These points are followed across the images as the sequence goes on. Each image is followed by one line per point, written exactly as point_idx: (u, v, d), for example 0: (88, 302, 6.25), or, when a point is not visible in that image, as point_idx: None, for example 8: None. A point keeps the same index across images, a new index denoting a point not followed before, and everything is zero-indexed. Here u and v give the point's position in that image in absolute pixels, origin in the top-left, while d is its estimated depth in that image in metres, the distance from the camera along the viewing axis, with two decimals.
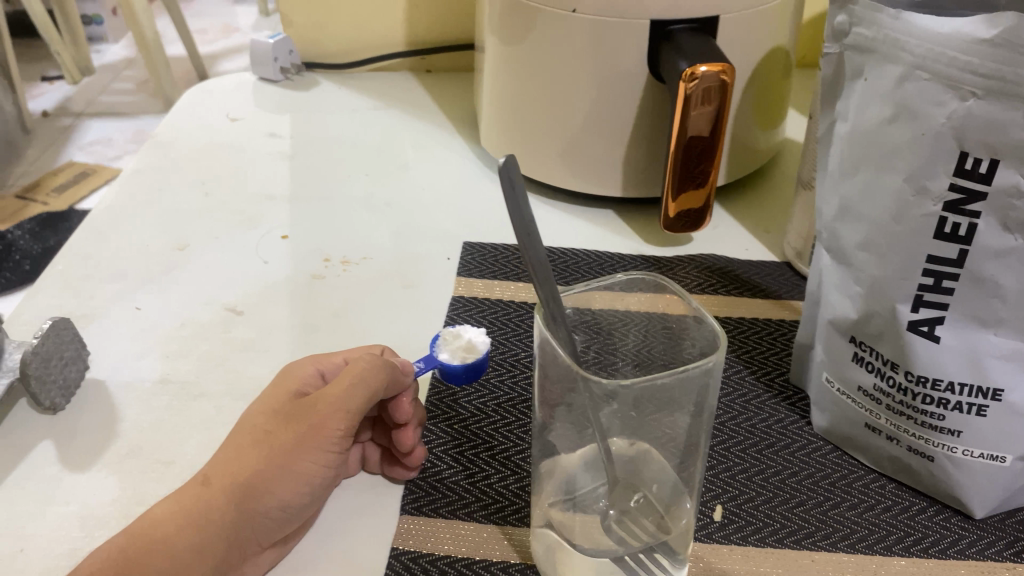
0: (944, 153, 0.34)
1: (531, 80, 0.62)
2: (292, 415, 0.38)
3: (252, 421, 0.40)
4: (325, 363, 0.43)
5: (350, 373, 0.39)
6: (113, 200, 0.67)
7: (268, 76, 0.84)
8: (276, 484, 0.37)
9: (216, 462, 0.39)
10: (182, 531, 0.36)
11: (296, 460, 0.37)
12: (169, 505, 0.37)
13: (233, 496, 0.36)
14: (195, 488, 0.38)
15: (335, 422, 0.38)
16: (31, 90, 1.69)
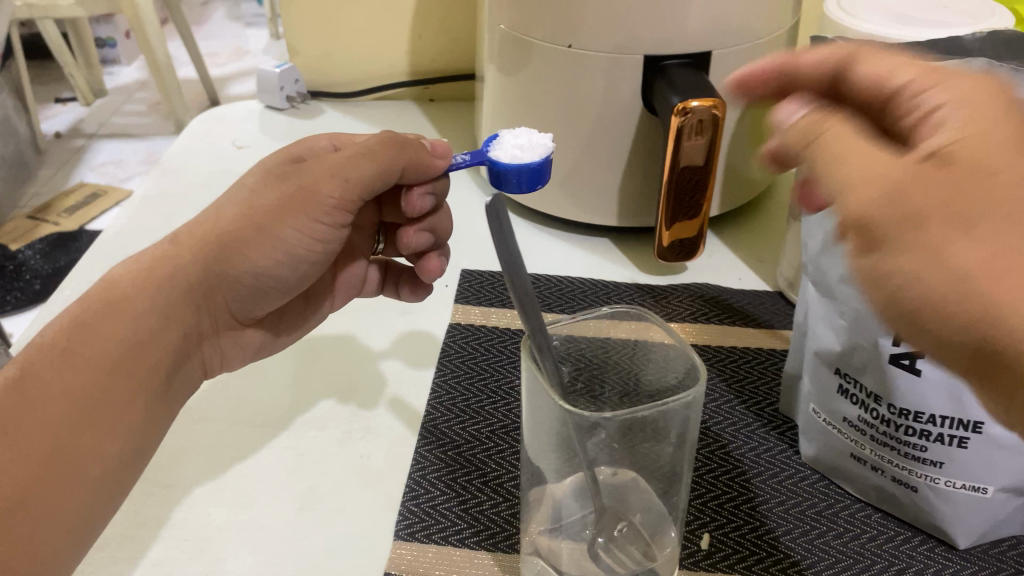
0: None
1: (529, 111, 0.64)
2: (282, 178, 0.41)
3: (243, 182, 0.42)
4: (339, 139, 0.47)
5: (359, 146, 0.42)
6: (121, 225, 0.68)
7: (275, 104, 0.85)
8: (252, 250, 0.40)
9: (189, 225, 0.41)
10: (142, 294, 0.37)
11: (276, 228, 0.40)
12: (133, 270, 0.38)
13: (207, 258, 0.39)
14: (166, 246, 0.40)
15: (326, 184, 0.41)
16: (45, 111, 1.71)
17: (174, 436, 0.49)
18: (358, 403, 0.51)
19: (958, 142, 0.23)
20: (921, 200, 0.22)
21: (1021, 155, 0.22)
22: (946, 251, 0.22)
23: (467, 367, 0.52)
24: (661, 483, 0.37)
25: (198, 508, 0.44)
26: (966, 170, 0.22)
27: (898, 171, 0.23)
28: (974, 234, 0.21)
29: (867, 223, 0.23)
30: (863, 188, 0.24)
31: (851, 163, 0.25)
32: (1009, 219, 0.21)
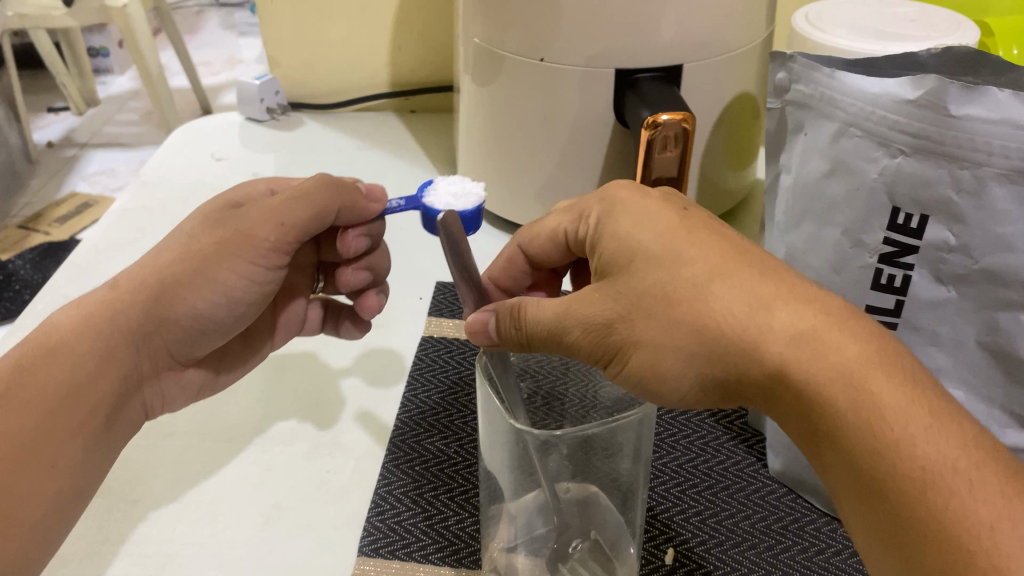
0: (878, 209, 0.36)
1: (504, 124, 0.64)
2: (219, 223, 0.43)
3: (180, 230, 0.43)
4: (278, 183, 0.48)
5: (296, 188, 0.42)
6: (97, 238, 0.68)
7: (255, 115, 0.85)
8: (186, 291, 0.41)
9: (129, 271, 0.42)
10: (81, 339, 0.39)
11: (212, 270, 0.41)
12: (73, 314, 0.40)
13: (145, 302, 0.40)
14: (105, 291, 0.41)
15: (259, 228, 0.41)
16: (37, 120, 1.71)
17: (142, 451, 0.49)
18: (327, 418, 0.51)
19: (671, 264, 0.33)
20: (698, 321, 0.31)
21: (716, 245, 0.33)
22: (760, 355, 0.30)
23: (438, 381, 0.52)
24: (620, 498, 0.37)
25: (163, 523, 0.44)
26: (705, 296, 0.31)
27: (627, 309, 0.33)
28: (754, 324, 0.30)
29: (665, 368, 0.32)
30: (641, 330, 0.33)
31: (583, 306, 0.34)
32: (749, 304, 0.31)
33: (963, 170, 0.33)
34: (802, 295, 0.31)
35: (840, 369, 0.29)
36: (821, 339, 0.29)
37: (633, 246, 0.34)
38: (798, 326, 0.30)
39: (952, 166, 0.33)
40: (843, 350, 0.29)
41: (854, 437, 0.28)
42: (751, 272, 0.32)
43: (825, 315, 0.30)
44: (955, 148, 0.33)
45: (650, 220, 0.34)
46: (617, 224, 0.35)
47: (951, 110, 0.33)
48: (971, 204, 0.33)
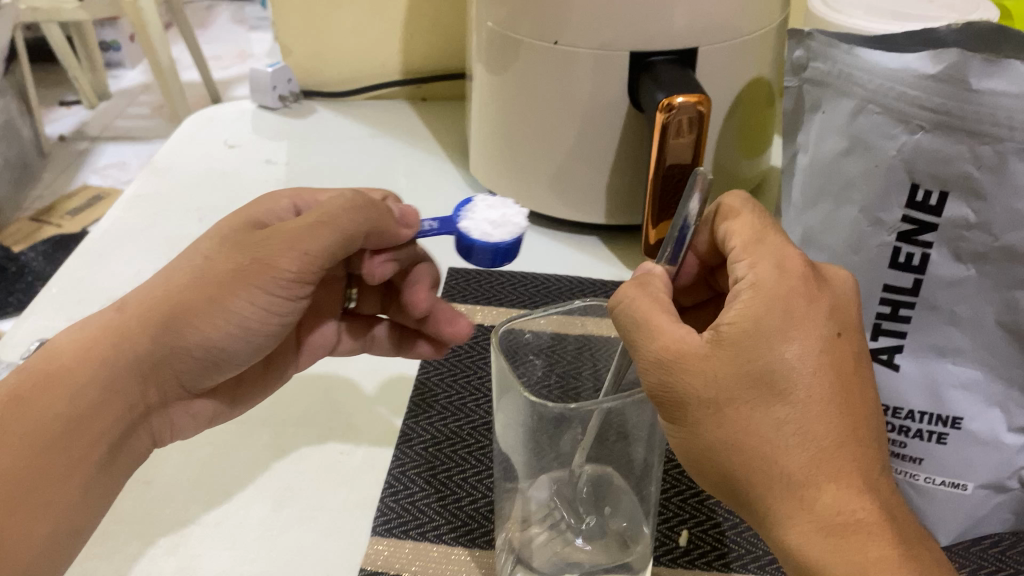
0: (897, 185, 0.36)
1: (516, 110, 0.64)
2: (238, 246, 0.38)
3: (199, 249, 0.40)
4: (303, 198, 0.45)
5: (320, 211, 0.39)
6: (109, 225, 0.68)
7: (267, 104, 0.85)
8: (199, 319, 0.37)
9: (137, 291, 0.38)
10: (84, 368, 0.35)
11: (229, 298, 0.37)
12: (76, 339, 0.36)
13: (155, 327, 0.37)
14: (111, 314, 0.37)
15: (279, 256, 0.37)
16: (49, 113, 1.72)
17: None
18: (338, 401, 0.51)
19: (775, 394, 0.29)
20: (753, 451, 0.29)
21: (833, 389, 0.29)
22: (795, 515, 0.29)
23: (451, 364, 0.52)
24: (634, 477, 0.36)
25: (176, 506, 0.44)
26: (786, 443, 0.29)
27: (702, 403, 0.29)
28: (803, 495, 0.29)
29: (702, 466, 0.31)
30: (707, 426, 0.30)
31: (672, 349, 0.30)
32: (813, 472, 0.28)
33: (984, 145, 0.33)
34: (863, 483, 0.29)
35: (857, 571, 0.28)
36: (854, 538, 0.28)
37: (761, 354, 0.29)
38: (838, 515, 0.28)
39: (973, 141, 0.33)
40: (866, 549, 0.28)
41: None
42: (841, 439, 0.29)
43: (872, 516, 0.28)
44: (977, 124, 0.33)
45: (795, 329, 0.29)
46: (766, 308, 0.29)
47: (972, 84, 0.32)
48: (993, 180, 0.33)
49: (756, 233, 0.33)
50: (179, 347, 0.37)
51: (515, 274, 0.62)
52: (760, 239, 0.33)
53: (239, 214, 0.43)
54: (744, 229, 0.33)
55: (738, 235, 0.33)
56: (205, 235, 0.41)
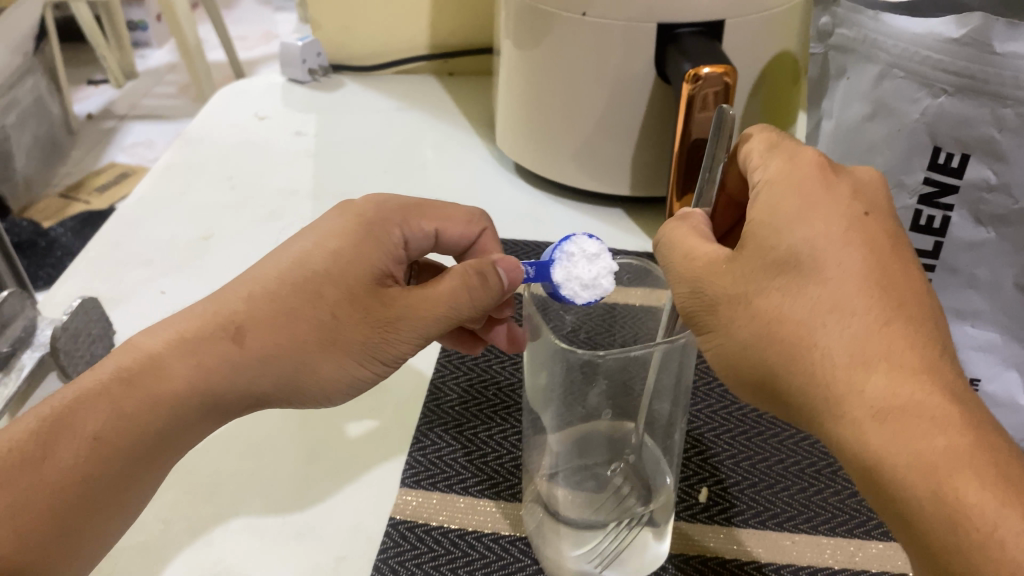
0: (919, 148, 0.39)
1: (543, 83, 0.64)
2: (362, 312, 0.37)
3: (317, 287, 0.37)
4: (411, 227, 0.42)
5: (440, 301, 0.38)
6: (145, 192, 0.70)
7: (297, 77, 0.87)
8: (310, 368, 0.37)
9: (255, 314, 0.37)
10: (194, 397, 0.35)
11: (347, 364, 0.38)
12: (184, 358, 0.36)
13: (269, 372, 0.36)
14: (228, 343, 0.36)
15: (405, 340, 0.38)
16: (77, 92, 1.74)
17: None
18: None
19: (802, 275, 0.29)
20: (785, 339, 0.29)
21: (868, 265, 0.29)
22: (841, 400, 0.27)
23: None
24: (659, 433, 0.37)
25: (212, 456, 0.46)
26: (818, 322, 0.29)
27: (731, 300, 0.31)
28: (847, 377, 0.27)
29: (738, 369, 0.31)
30: (738, 323, 0.31)
31: (702, 267, 0.32)
32: (853, 350, 0.28)
33: (1006, 108, 0.35)
34: (916, 361, 0.27)
35: (919, 457, 0.26)
36: (910, 417, 0.26)
37: (780, 238, 0.30)
38: (888, 395, 0.27)
39: (994, 104, 0.35)
40: (931, 439, 0.26)
41: (911, 515, 0.26)
42: (885, 312, 0.28)
43: (934, 396, 0.26)
44: (999, 87, 0.35)
45: (816, 214, 0.30)
46: (784, 200, 0.31)
47: (996, 47, 0.34)
48: (1014, 141, 0.35)
49: (771, 146, 0.35)
50: (289, 394, 0.38)
51: (542, 244, 0.63)
52: (785, 148, 0.34)
53: (348, 241, 0.39)
54: (760, 143, 0.35)
55: (755, 152, 0.35)
56: (319, 262, 0.38)
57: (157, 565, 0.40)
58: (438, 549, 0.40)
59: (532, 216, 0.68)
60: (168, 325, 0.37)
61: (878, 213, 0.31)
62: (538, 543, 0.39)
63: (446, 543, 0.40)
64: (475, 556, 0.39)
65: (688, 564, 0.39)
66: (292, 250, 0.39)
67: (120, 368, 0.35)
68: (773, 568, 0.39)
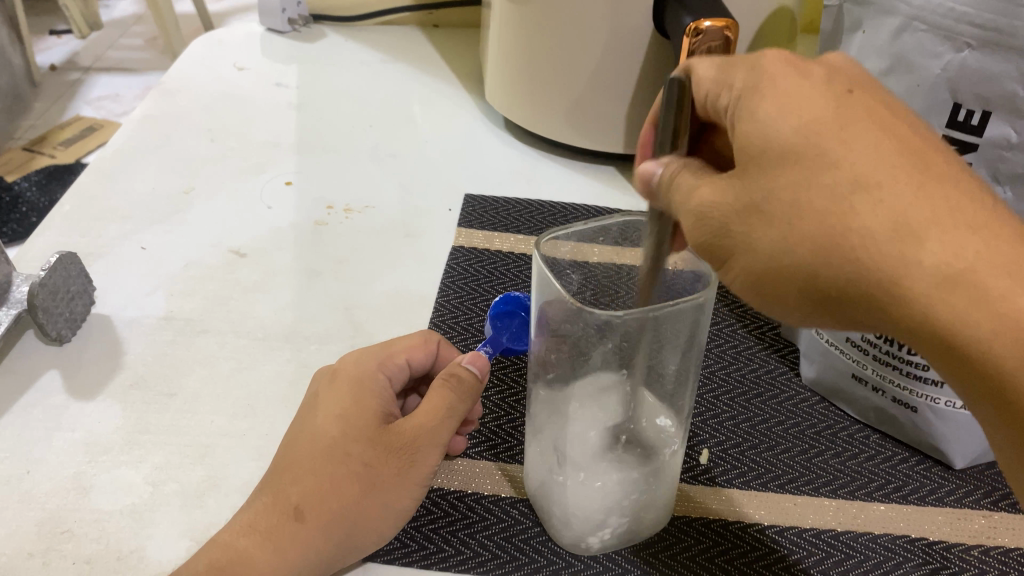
0: (939, 105, 0.36)
1: (536, 36, 0.62)
2: (380, 446, 0.36)
3: (342, 448, 0.36)
4: (390, 365, 0.40)
5: (431, 408, 0.37)
6: (120, 143, 0.67)
7: (276, 27, 0.84)
8: (368, 516, 0.35)
9: (302, 489, 0.35)
10: (267, 557, 0.34)
11: (387, 494, 0.36)
12: (257, 540, 0.34)
13: (333, 534, 0.35)
14: (291, 521, 0.35)
15: (430, 457, 0.37)
16: (39, 43, 1.68)
17: (175, 347, 0.49)
18: (358, 317, 0.51)
19: (811, 167, 0.24)
20: (816, 236, 0.24)
21: (880, 136, 0.25)
22: (896, 285, 0.24)
23: (469, 289, 0.53)
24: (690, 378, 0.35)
25: (203, 416, 0.44)
26: (844, 207, 0.24)
27: (739, 212, 0.26)
28: (898, 254, 0.23)
29: (768, 283, 0.27)
30: (755, 236, 0.26)
31: (704, 196, 0.27)
32: (895, 224, 0.23)
33: None
34: (970, 216, 0.23)
35: (1007, 318, 0.22)
36: (983, 279, 0.23)
37: (769, 137, 0.25)
38: (949, 261, 0.23)
39: (1020, 59, 0.33)
40: (1010, 297, 0.23)
41: (1014, 391, 0.23)
42: (916, 178, 0.24)
43: (997, 245, 0.23)
44: None
45: (799, 101, 0.25)
46: (759, 100, 0.26)
47: None
48: None
49: (723, 63, 0.29)
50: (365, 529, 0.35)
51: (534, 203, 0.62)
52: (742, 59, 0.28)
53: (347, 390, 0.39)
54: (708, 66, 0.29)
55: (705, 78, 0.29)
56: (328, 430, 0.37)
57: (145, 529, 0.38)
58: (435, 511, 0.39)
59: (523, 173, 0.66)
60: (249, 509, 0.36)
61: (859, 83, 0.27)
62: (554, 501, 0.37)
63: (445, 505, 0.39)
64: (475, 518, 0.39)
65: (690, 526, 0.39)
66: (311, 416, 0.38)
67: (213, 557, 0.34)
68: (776, 530, 0.38)
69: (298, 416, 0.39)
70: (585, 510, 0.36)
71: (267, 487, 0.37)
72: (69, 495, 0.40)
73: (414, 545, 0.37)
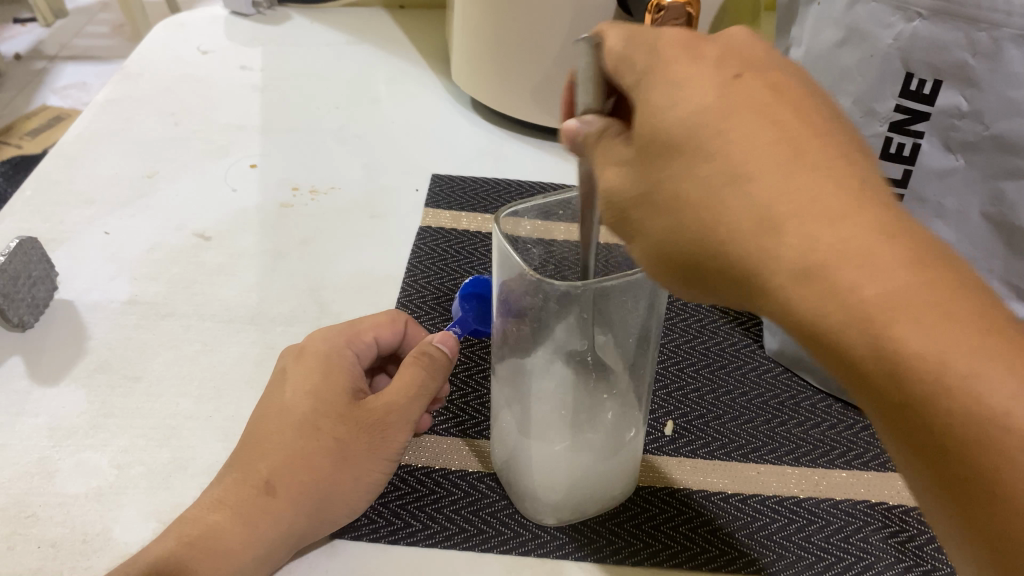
0: (891, 75, 0.37)
1: (501, 14, 0.62)
2: (352, 423, 0.36)
3: (313, 424, 0.36)
4: (358, 342, 0.40)
5: (402, 385, 0.38)
6: (83, 127, 0.66)
7: (241, 10, 0.83)
8: (338, 490, 0.35)
9: (275, 464, 0.35)
10: (236, 533, 0.34)
11: (358, 469, 0.36)
12: (227, 515, 0.34)
13: (304, 508, 0.35)
14: (261, 496, 0.35)
15: (401, 433, 0.37)
16: (3, 32, 1.65)
17: (140, 330, 0.48)
18: (325, 297, 0.51)
19: (688, 156, 0.24)
20: (699, 224, 0.24)
21: (758, 122, 0.23)
22: (763, 272, 0.23)
23: (436, 268, 0.53)
24: (624, 353, 0.35)
25: (169, 399, 0.44)
26: (715, 197, 0.23)
27: (636, 199, 0.26)
28: (760, 243, 0.22)
29: (670, 271, 0.26)
30: (649, 221, 0.26)
31: (612, 178, 0.27)
32: (758, 215, 0.22)
33: (980, 32, 0.33)
34: (846, 202, 0.22)
35: (853, 309, 0.21)
36: (835, 269, 0.21)
37: (656, 125, 0.25)
38: (806, 251, 0.22)
39: (969, 28, 0.33)
40: (860, 290, 0.21)
41: (881, 389, 0.21)
42: (787, 164, 0.22)
43: (862, 233, 0.21)
44: (974, 9, 0.33)
45: (687, 87, 0.25)
46: (651, 89, 0.25)
47: None
48: (988, 66, 0.34)
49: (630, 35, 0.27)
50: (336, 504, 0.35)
51: (502, 182, 0.62)
52: (645, 36, 0.26)
53: (316, 366, 0.38)
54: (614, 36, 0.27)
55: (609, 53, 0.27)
56: (299, 406, 0.37)
57: (111, 512, 0.38)
58: (402, 487, 0.39)
59: (490, 152, 0.66)
60: (217, 488, 0.36)
61: (752, 67, 0.25)
62: (522, 478, 0.37)
63: (412, 481, 0.39)
64: (442, 493, 0.39)
65: (654, 496, 0.39)
66: (280, 392, 0.38)
67: (181, 536, 0.34)
68: (740, 498, 0.39)
69: (265, 392, 0.39)
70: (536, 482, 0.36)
71: (235, 464, 0.37)
72: (32, 480, 0.40)
73: (382, 521, 0.37)
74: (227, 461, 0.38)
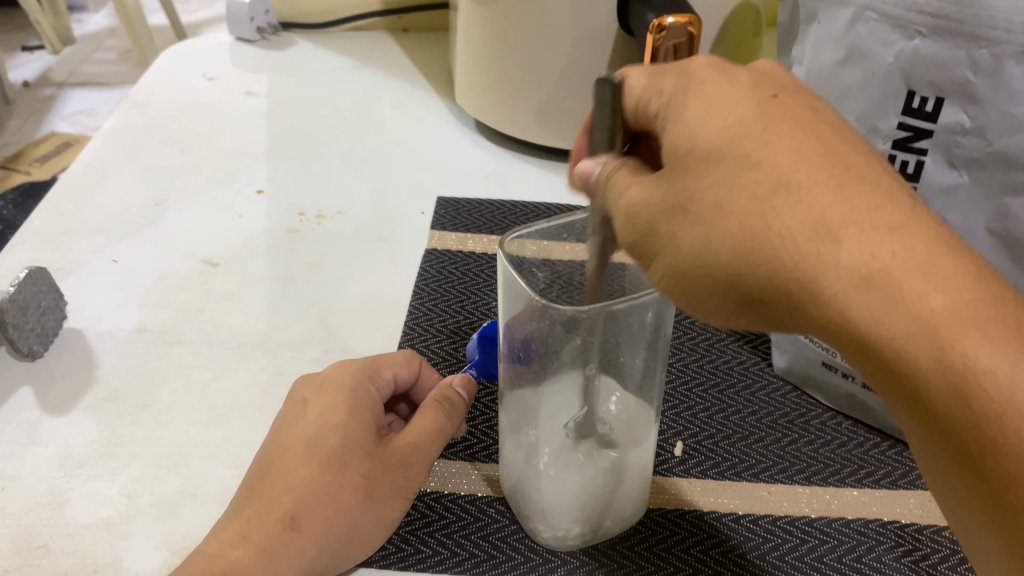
0: (893, 93, 0.37)
1: (504, 37, 0.62)
2: (379, 461, 0.37)
3: (342, 460, 0.36)
4: (379, 378, 0.41)
5: (426, 427, 0.39)
6: (92, 156, 0.67)
7: (246, 36, 0.84)
8: (363, 529, 0.36)
9: (301, 499, 0.35)
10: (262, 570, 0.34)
11: (382, 507, 0.36)
12: (251, 550, 0.34)
13: (331, 546, 0.35)
14: (287, 532, 0.35)
15: (422, 473, 0.38)
16: (12, 60, 1.67)
17: (149, 359, 0.48)
18: (332, 322, 0.51)
19: (733, 165, 0.24)
20: (748, 234, 0.24)
21: (802, 138, 0.24)
22: (816, 282, 0.23)
23: (444, 291, 0.53)
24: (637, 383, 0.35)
25: (178, 427, 0.44)
26: (765, 206, 0.24)
27: (663, 211, 0.26)
28: (815, 250, 0.23)
29: (698, 287, 0.26)
30: (679, 231, 0.26)
31: (634, 196, 0.27)
32: (810, 222, 0.23)
33: (980, 49, 0.33)
34: (892, 216, 0.22)
35: (918, 319, 0.21)
36: (899, 278, 0.22)
37: (693, 136, 0.26)
38: (867, 260, 0.22)
39: (969, 46, 0.33)
40: (925, 298, 0.21)
41: (933, 404, 0.22)
42: (835, 177, 0.23)
43: (918, 245, 0.22)
44: (974, 27, 0.33)
45: (724, 106, 0.26)
46: (687, 105, 0.26)
47: None
48: (989, 84, 0.34)
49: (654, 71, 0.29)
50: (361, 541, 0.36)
51: (507, 203, 0.62)
52: (672, 66, 0.28)
53: (341, 401, 0.39)
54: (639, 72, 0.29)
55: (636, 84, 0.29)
56: (325, 440, 0.37)
57: (121, 542, 0.38)
58: (411, 513, 0.39)
59: (495, 174, 0.66)
60: (235, 520, 0.36)
61: (788, 91, 0.27)
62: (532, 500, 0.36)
63: (421, 508, 0.39)
64: (452, 519, 0.39)
65: (665, 518, 0.39)
66: (302, 424, 0.38)
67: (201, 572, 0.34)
68: (751, 519, 0.39)
69: (283, 425, 0.39)
70: (552, 504, 0.36)
71: (253, 496, 0.37)
72: (42, 511, 0.40)
73: (392, 548, 0.37)
74: (240, 492, 0.38)
